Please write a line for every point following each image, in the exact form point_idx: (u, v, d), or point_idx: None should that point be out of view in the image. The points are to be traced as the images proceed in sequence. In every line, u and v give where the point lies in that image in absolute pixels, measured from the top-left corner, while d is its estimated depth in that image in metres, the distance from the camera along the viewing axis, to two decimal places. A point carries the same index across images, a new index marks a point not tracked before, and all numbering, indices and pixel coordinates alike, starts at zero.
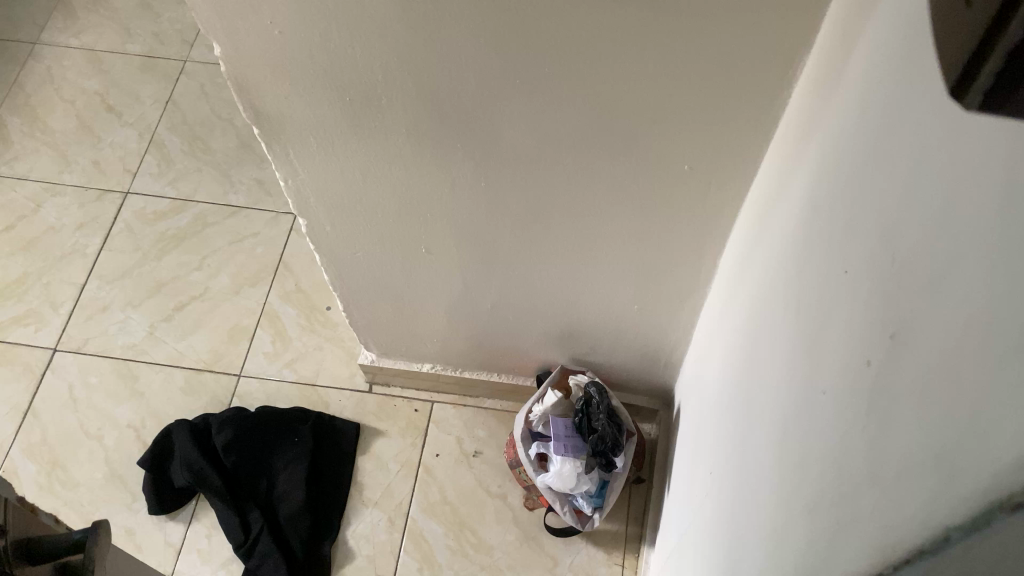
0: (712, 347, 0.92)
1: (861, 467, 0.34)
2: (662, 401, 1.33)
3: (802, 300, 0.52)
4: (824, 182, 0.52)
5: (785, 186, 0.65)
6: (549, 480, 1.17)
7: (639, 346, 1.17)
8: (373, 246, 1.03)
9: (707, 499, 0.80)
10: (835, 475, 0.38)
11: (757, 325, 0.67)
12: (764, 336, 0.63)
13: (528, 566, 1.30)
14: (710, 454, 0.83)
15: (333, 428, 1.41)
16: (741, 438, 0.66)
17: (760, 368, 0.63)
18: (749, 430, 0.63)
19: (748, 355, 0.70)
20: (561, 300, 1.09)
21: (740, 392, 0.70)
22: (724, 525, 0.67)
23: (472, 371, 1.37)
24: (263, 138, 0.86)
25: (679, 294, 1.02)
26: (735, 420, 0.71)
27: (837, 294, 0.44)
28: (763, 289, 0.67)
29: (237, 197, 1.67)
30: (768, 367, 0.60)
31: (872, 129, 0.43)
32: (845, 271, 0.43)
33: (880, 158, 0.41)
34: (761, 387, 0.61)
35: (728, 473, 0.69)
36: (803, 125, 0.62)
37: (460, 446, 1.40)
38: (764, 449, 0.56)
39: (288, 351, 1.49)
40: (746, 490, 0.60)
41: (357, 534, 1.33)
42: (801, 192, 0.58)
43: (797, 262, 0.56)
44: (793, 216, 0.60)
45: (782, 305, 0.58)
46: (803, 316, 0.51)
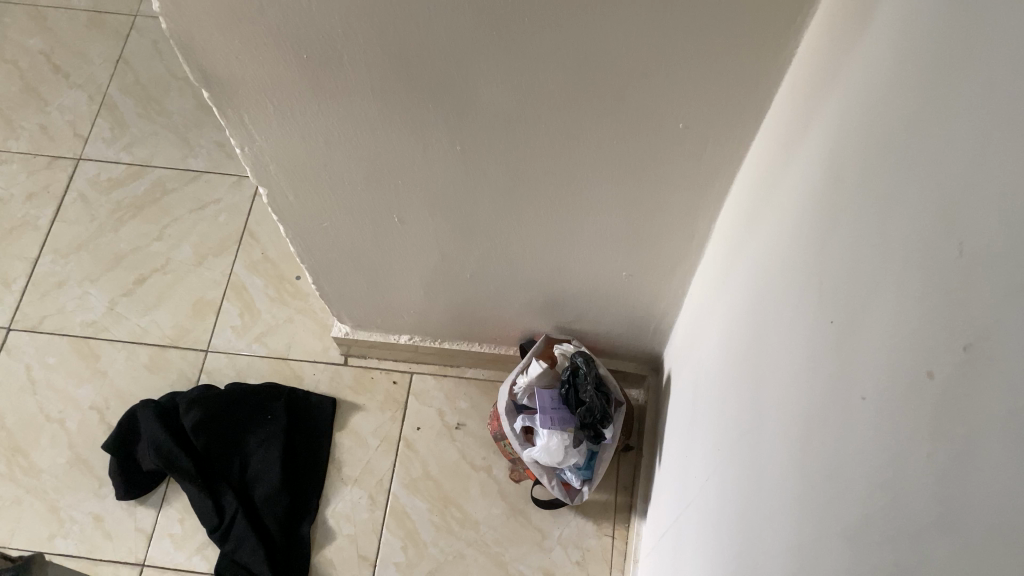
0: (709, 316, 0.87)
1: (934, 502, 0.29)
2: (650, 366, 1.28)
3: (826, 281, 0.47)
4: (848, 148, 0.46)
5: (795, 149, 0.58)
6: (535, 455, 1.12)
7: (627, 313, 1.12)
8: (342, 216, 0.96)
9: (709, 483, 0.74)
10: (888, 504, 0.32)
11: (765, 304, 0.61)
12: (776, 318, 0.57)
13: (515, 541, 1.26)
14: (710, 433, 0.78)
15: (308, 404, 1.34)
16: (750, 428, 0.61)
17: (772, 352, 0.57)
18: (759, 420, 0.58)
19: (755, 336, 0.64)
20: (546, 269, 1.03)
21: (748, 374, 0.65)
22: (733, 521, 0.62)
23: (452, 342, 1.31)
24: (213, 102, 0.78)
25: (670, 258, 0.96)
26: (742, 405, 0.65)
27: (874, 281, 0.38)
28: (771, 263, 0.61)
29: (198, 161, 1.58)
30: (783, 354, 0.54)
31: (912, 88, 0.37)
32: (885, 254, 0.37)
33: (926, 122, 0.35)
34: (773, 373, 0.56)
35: (737, 463, 0.63)
36: (814, 82, 0.55)
37: (442, 419, 1.34)
38: (780, 446, 0.51)
39: (258, 325, 1.42)
40: (759, 488, 0.55)
41: (337, 514, 1.28)
42: (817, 157, 0.52)
43: (816, 237, 0.50)
44: (807, 184, 0.54)
45: (797, 291, 0.53)
46: (829, 300, 0.45)
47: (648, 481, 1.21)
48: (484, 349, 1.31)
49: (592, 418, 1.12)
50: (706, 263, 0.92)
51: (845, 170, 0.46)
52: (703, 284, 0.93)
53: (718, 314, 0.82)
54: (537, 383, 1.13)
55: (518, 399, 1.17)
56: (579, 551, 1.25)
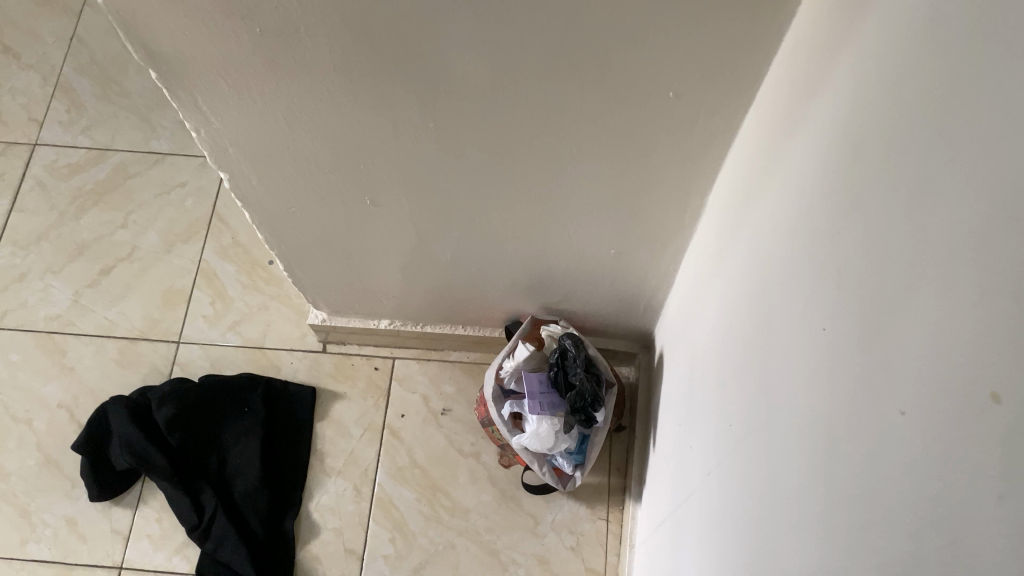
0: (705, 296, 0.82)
1: (1018, 553, 0.24)
2: (641, 343, 1.23)
3: (841, 271, 0.42)
4: (865, 122, 0.41)
5: (798, 121, 0.53)
6: (525, 442, 1.07)
7: (616, 291, 1.07)
8: (311, 201, 0.90)
9: (711, 476, 0.70)
10: (946, 543, 0.28)
11: (770, 291, 0.57)
12: (782, 305, 0.53)
13: (507, 528, 1.22)
14: (710, 421, 0.73)
15: (287, 394, 1.29)
16: (757, 423, 0.56)
17: (778, 344, 0.53)
18: (767, 417, 0.53)
19: (758, 325, 0.59)
20: (532, 249, 0.98)
21: (750, 364, 0.60)
22: (741, 523, 0.57)
23: (435, 325, 1.26)
24: (162, 83, 0.71)
25: (662, 232, 0.90)
26: (745, 398, 0.60)
27: (905, 277, 0.34)
28: (775, 245, 0.56)
29: (161, 143, 1.50)
30: (792, 346, 0.49)
31: (944, 54, 0.32)
32: (919, 246, 0.33)
33: (967, 94, 0.30)
34: (781, 367, 0.51)
35: (742, 461, 0.59)
36: (818, 47, 0.50)
37: (427, 404, 1.29)
38: (794, 450, 0.46)
39: (231, 313, 1.36)
40: (770, 491, 0.50)
41: (321, 507, 1.24)
42: (825, 131, 0.47)
43: (827, 221, 0.45)
44: (814, 161, 0.49)
45: (805, 278, 0.48)
46: (847, 292, 0.41)
47: (642, 462, 1.17)
48: (468, 332, 1.25)
49: (583, 402, 1.07)
50: (699, 239, 0.87)
51: (860, 146, 0.41)
52: (697, 260, 0.88)
53: (715, 292, 0.77)
54: (524, 367, 1.08)
55: (504, 383, 1.12)
56: (573, 536, 1.21)
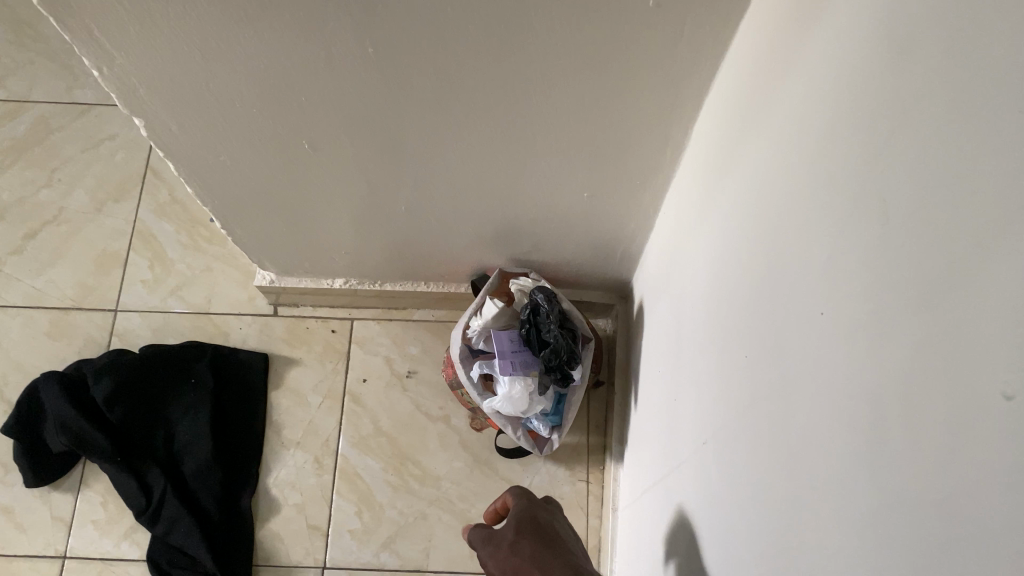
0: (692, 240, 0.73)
1: None
2: (617, 293, 1.14)
3: (876, 210, 0.34)
4: (904, 19, 0.32)
5: (805, 30, 0.45)
6: (496, 405, 0.98)
7: (590, 239, 0.98)
8: (242, 148, 0.79)
9: (706, 444, 0.62)
10: None
11: (771, 235, 0.49)
12: (792, 253, 0.44)
13: (482, 495, 1.14)
14: (700, 380, 0.65)
15: (237, 362, 1.19)
16: (762, 389, 0.48)
17: (787, 297, 0.44)
18: (777, 382, 0.45)
19: (757, 275, 0.51)
20: (498, 194, 0.88)
21: (749, 322, 0.52)
22: (753, 501, 0.49)
23: (394, 282, 1.16)
24: (48, 11, 0.59)
25: (640, 169, 0.81)
26: (744, 359, 0.52)
27: (992, 212, 0.26)
28: (777, 180, 0.48)
29: (85, 93, 1.37)
30: (808, 300, 0.41)
31: None
32: (1017, 170, 0.25)
33: None
34: (795, 325, 0.43)
35: (747, 430, 0.51)
36: None
37: (391, 367, 1.20)
38: (821, 426, 0.39)
39: (172, 277, 1.25)
40: (790, 470, 0.42)
41: (280, 482, 1.15)
42: (844, 37, 0.39)
43: (851, 151, 0.37)
44: (828, 78, 0.40)
45: (822, 218, 0.40)
46: (888, 236, 0.33)
47: (621, 420, 1.09)
48: (431, 288, 1.16)
49: (558, 360, 0.99)
50: (683, 176, 0.78)
51: (898, 52, 0.33)
52: (681, 201, 0.79)
53: (704, 236, 0.68)
54: (492, 325, 0.99)
55: (472, 343, 1.03)
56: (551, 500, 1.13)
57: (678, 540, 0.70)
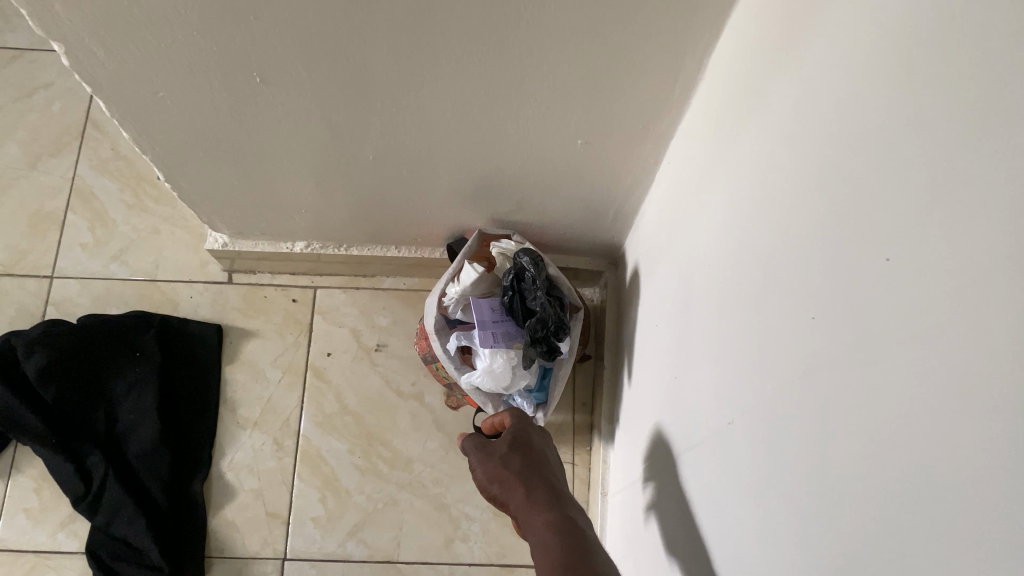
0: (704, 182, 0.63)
1: None
2: (607, 259, 1.05)
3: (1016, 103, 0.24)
4: None
5: None
6: (476, 381, 0.89)
7: (580, 196, 0.88)
8: (182, 81, 0.68)
9: (726, 424, 0.52)
10: None
11: (817, 161, 0.39)
12: (854, 187, 0.34)
13: (458, 479, 1.04)
14: (716, 337, 0.56)
15: (188, 335, 1.08)
16: (807, 340, 0.39)
17: (848, 243, 0.35)
18: (830, 337, 0.36)
19: (796, 220, 0.41)
20: (477, 140, 0.77)
21: (787, 278, 0.42)
22: (793, 478, 0.40)
23: (362, 246, 1.05)
24: None
25: (642, 110, 0.71)
26: (781, 323, 0.42)
27: None
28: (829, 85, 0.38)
29: (17, 35, 1.23)
30: (883, 243, 0.31)
31: None
32: None
33: None
34: (862, 276, 0.33)
35: (788, 409, 0.41)
36: None
37: (358, 340, 1.10)
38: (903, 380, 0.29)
39: (115, 240, 1.13)
40: (854, 433, 0.34)
41: (236, 466, 1.04)
42: None
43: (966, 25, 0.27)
44: None
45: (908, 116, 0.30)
46: None
47: (611, 397, 1.00)
48: (402, 253, 1.05)
49: (545, 331, 0.88)
50: (693, 112, 0.68)
51: None
52: (689, 144, 0.69)
53: (719, 176, 0.59)
54: (471, 293, 0.90)
55: (450, 312, 0.94)
56: None
57: (686, 531, 0.61)
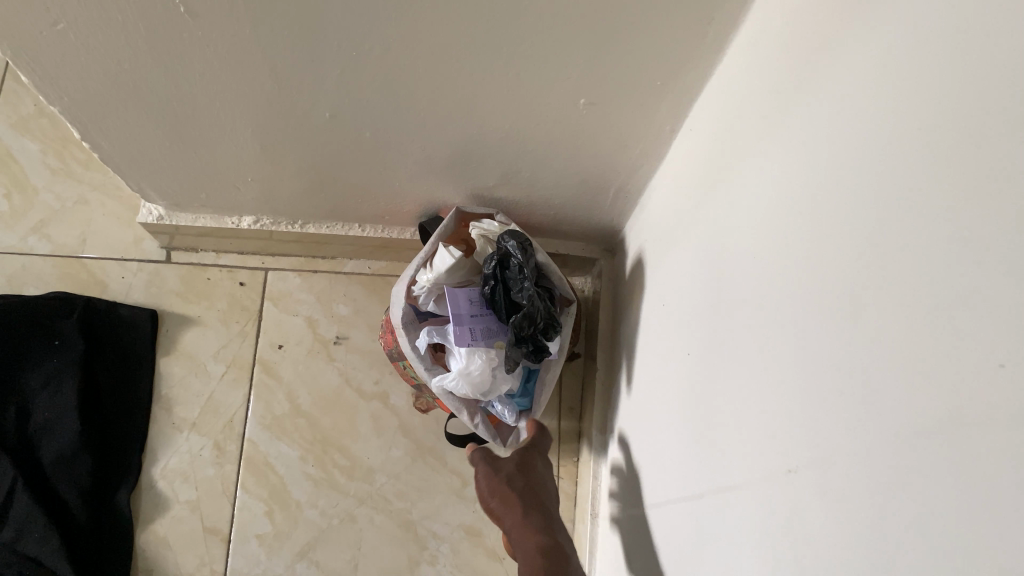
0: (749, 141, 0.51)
1: None
2: (601, 246, 0.92)
3: None
4: None
5: None
6: (449, 385, 0.76)
7: (577, 171, 0.75)
8: (85, 11, 0.54)
9: (780, 467, 0.40)
10: None
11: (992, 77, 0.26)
12: None
13: (426, 493, 0.91)
14: (766, 330, 0.43)
15: (117, 321, 0.93)
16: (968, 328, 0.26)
17: None
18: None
19: (945, 178, 0.28)
20: (458, 96, 0.63)
21: (920, 271, 0.29)
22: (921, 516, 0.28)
23: (321, 224, 0.91)
24: None
25: (665, 61, 0.57)
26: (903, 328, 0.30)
27: None
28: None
29: None
30: None
31: None
32: None
33: None
34: None
35: (911, 456, 0.29)
36: None
37: (314, 331, 0.96)
38: None
39: (34, 209, 0.98)
40: None
41: (169, 474, 0.90)
42: None
43: None
44: None
45: None
46: None
47: (602, 404, 0.88)
48: (367, 233, 0.92)
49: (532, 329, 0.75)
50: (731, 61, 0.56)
51: None
52: (724, 103, 0.57)
53: (777, 138, 0.46)
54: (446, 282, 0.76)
55: (420, 305, 0.80)
56: None
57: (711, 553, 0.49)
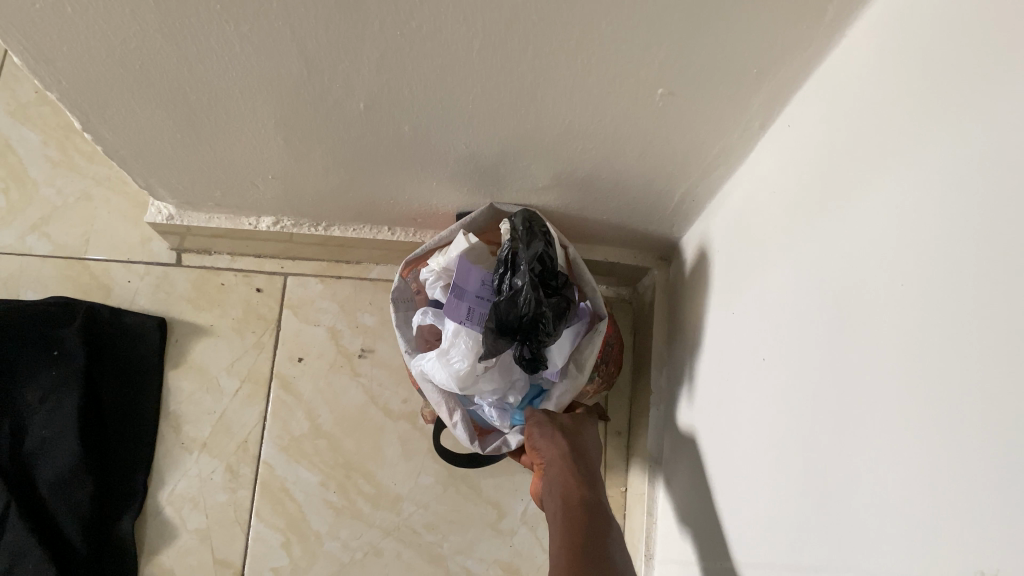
0: (888, 140, 0.42)
1: None
2: (655, 254, 0.83)
3: None
4: None
5: None
6: (429, 365, 0.68)
7: (641, 172, 0.66)
8: None
9: (961, 563, 0.32)
10: None
11: None
12: None
13: (458, 524, 0.83)
14: (954, 387, 0.34)
15: (123, 330, 0.85)
16: None
17: None
18: None
19: None
20: (515, 83, 0.55)
21: None
22: None
23: (347, 227, 0.83)
24: None
25: (767, 43, 0.48)
26: None
27: None
28: None
29: None
30: None
31: None
32: None
33: None
34: None
35: None
36: None
37: (336, 343, 0.87)
38: None
39: (33, 206, 0.90)
40: None
41: (176, 500, 0.82)
42: None
43: None
44: None
45: None
46: None
47: (656, 430, 0.79)
48: (397, 237, 0.83)
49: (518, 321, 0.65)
50: (851, 47, 0.47)
51: None
52: (840, 94, 0.48)
53: (939, 137, 0.37)
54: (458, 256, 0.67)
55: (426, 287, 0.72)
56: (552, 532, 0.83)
57: None
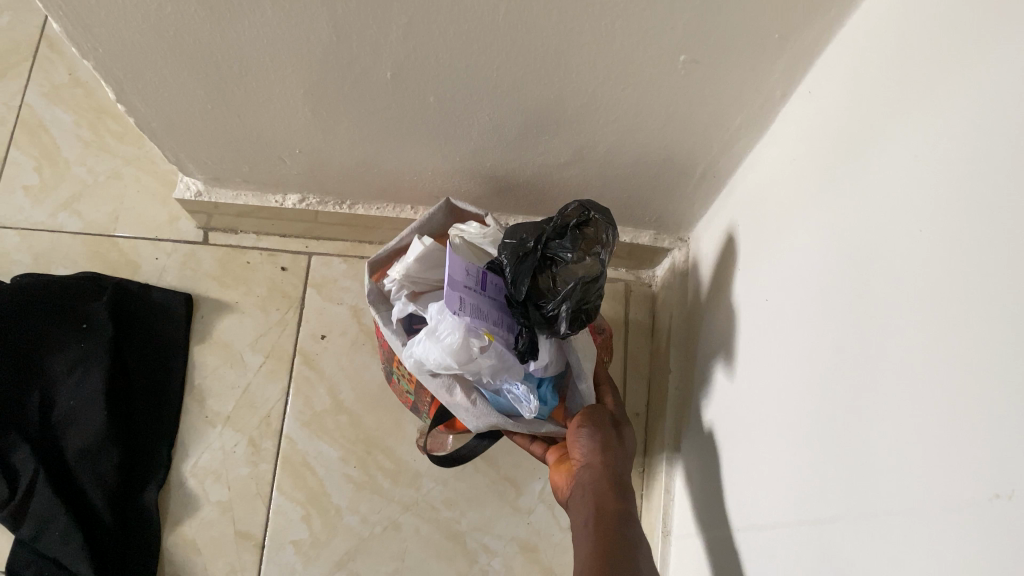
0: (907, 95, 0.42)
1: None
2: (675, 235, 0.84)
3: None
4: None
5: None
6: (421, 352, 0.62)
7: (663, 146, 0.67)
8: None
9: (974, 489, 0.32)
10: None
11: None
12: None
13: (476, 501, 0.84)
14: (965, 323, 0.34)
15: (149, 305, 0.86)
16: None
17: None
18: None
19: None
20: (538, 51, 0.56)
21: None
22: None
23: (371, 205, 0.84)
24: None
25: (789, 6, 0.49)
26: None
27: None
28: None
29: None
30: None
31: None
32: None
33: None
34: None
35: None
36: None
37: (359, 321, 0.89)
38: None
39: (65, 185, 0.92)
40: None
41: (199, 472, 0.83)
42: None
43: None
44: None
45: None
46: None
47: (675, 408, 0.79)
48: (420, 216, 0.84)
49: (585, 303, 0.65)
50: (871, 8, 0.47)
51: None
52: (860, 55, 0.48)
53: (959, 84, 0.38)
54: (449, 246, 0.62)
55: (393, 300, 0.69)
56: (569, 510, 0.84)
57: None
